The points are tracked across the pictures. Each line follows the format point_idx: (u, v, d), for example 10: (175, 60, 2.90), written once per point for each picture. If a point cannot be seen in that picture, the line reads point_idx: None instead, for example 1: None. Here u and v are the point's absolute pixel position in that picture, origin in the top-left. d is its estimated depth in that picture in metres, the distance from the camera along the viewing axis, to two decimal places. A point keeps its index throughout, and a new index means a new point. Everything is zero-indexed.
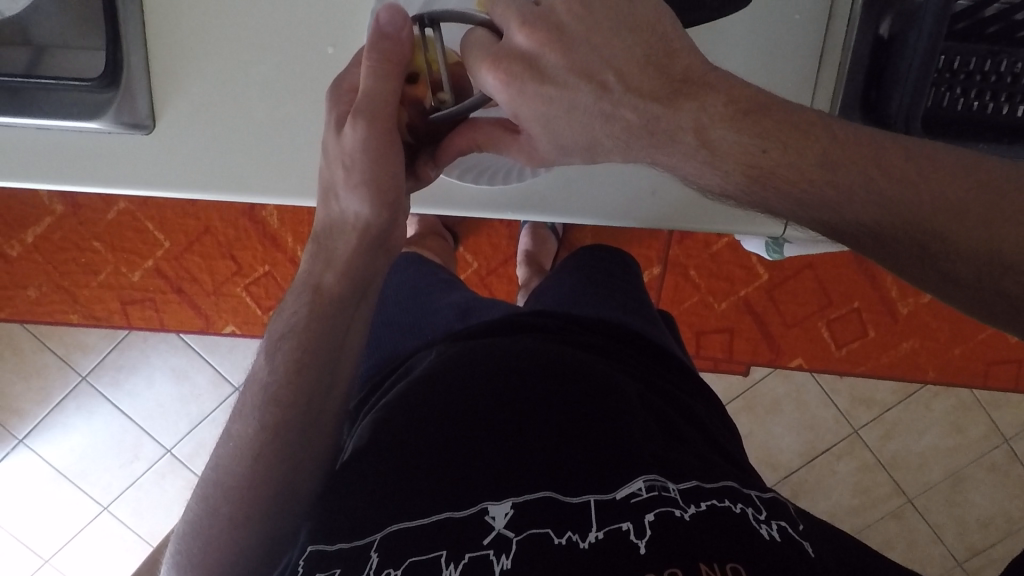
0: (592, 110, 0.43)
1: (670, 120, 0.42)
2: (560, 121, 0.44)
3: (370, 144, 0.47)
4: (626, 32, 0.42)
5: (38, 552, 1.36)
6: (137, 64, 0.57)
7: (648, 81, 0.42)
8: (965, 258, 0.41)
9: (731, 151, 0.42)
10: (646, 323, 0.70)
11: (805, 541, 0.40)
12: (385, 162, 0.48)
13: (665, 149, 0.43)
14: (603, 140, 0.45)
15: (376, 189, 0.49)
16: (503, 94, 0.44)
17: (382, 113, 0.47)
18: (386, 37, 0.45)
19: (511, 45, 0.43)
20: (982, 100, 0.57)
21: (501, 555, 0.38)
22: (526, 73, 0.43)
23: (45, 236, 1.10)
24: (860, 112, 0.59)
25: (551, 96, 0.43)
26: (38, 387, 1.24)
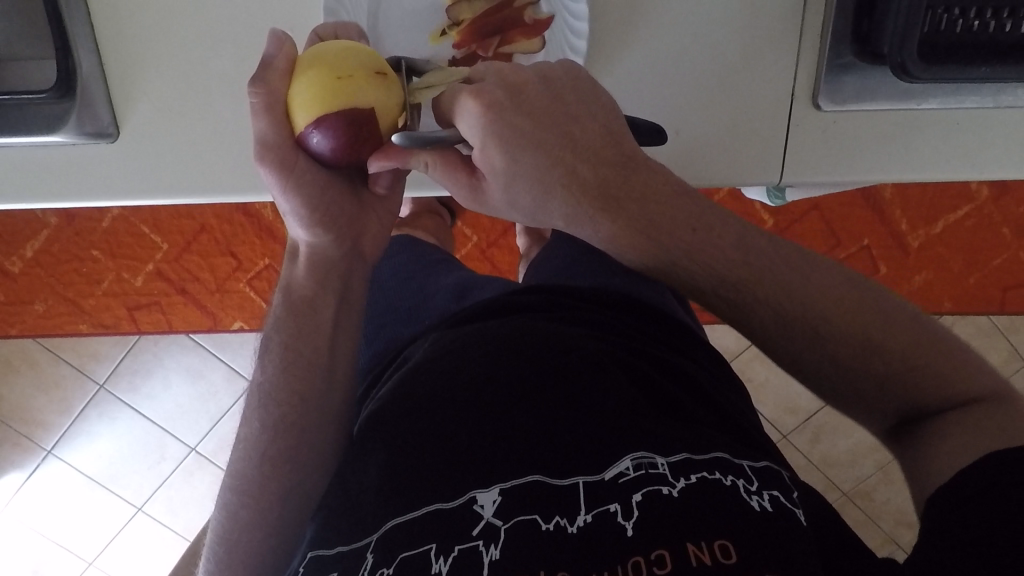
0: (555, 160, 0.45)
1: (620, 185, 0.46)
2: (524, 166, 0.45)
3: (275, 178, 0.49)
4: (587, 100, 0.46)
5: (82, 556, 1.40)
6: (92, 71, 0.56)
7: (602, 144, 0.46)
8: (843, 338, 0.46)
9: (672, 226, 0.47)
10: (642, 284, 0.69)
11: (798, 509, 0.39)
12: (304, 193, 0.51)
13: (615, 211, 0.46)
14: (557, 195, 0.46)
15: (300, 213, 0.52)
16: (479, 128, 0.44)
17: (271, 152, 0.48)
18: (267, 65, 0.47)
19: (496, 81, 0.45)
20: (981, 19, 0.54)
21: (490, 545, 0.38)
22: (506, 109, 0.44)
23: (44, 249, 1.11)
24: (853, 45, 0.56)
25: (523, 135, 0.44)
26: (58, 399, 1.26)
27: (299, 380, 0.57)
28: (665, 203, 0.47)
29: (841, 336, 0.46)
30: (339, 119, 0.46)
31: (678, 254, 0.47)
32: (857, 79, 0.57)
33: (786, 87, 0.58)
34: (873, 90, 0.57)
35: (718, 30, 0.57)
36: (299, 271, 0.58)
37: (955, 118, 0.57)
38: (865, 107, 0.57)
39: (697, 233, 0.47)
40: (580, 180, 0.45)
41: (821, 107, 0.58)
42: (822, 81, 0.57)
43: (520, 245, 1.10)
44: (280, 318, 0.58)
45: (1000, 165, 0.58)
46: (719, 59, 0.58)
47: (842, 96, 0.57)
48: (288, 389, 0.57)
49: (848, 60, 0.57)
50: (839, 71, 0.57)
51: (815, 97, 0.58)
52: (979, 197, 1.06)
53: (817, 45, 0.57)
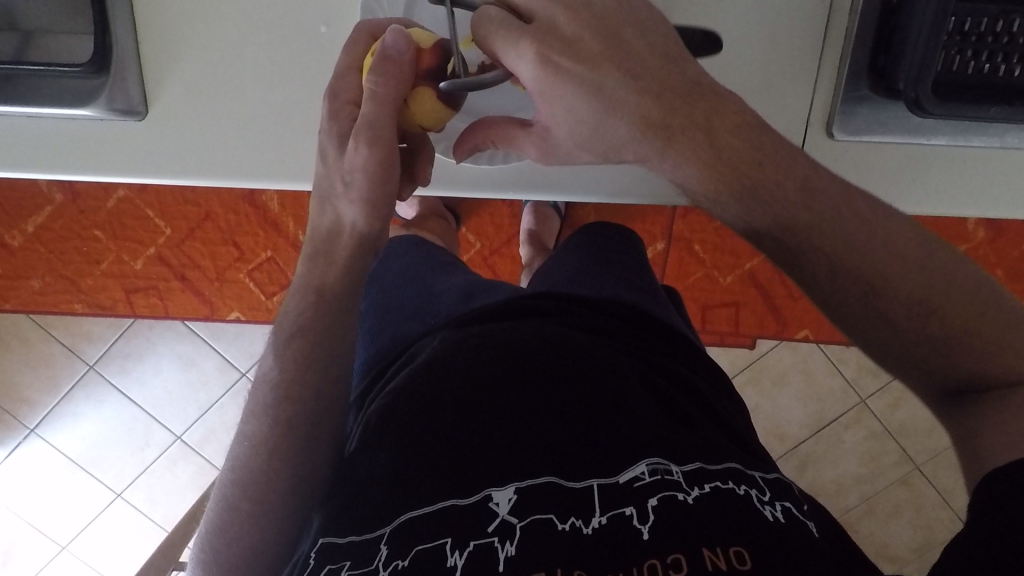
0: (613, 98, 0.46)
1: (682, 115, 0.47)
2: (580, 108, 0.47)
3: (367, 165, 0.49)
4: (648, 37, 0.47)
5: (55, 539, 1.37)
6: (127, 48, 0.56)
7: (664, 74, 0.47)
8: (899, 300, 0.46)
9: (764, 177, 0.48)
10: (649, 298, 0.70)
11: (810, 521, 0.40)
12: (383, 183, 0.50)
13: (681, 134, 0.47)
14: (620, 132, 0.48)
15: (369, 206, 0.52)
16: (539, 70, 0.45)
17: (376, 139, 0.48)
18: (386, 57, 0.46)
19: (545, 26, 0.45)
20: (992, 62, 0.56)
21: (505, 542, 0.38)
22: (557, 47, 0.45)
23: (45, 225, 1.10)
24: (869, 79, 0.58)
25: (580, 76, 0.46)
26: (46, 377, 1.24)
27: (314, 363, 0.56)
28: (733, 133, 0.48)
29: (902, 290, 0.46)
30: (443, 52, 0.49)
31: (739, 190, 0.48)
32: (870, 111, 0.58)
33: (801, 116, 0.59)
34: (884, 123, 0.58)
35: (741, 54, 0.58)
36: None
37: (963, 155, 0.59)
38: (876, 139, 0.59)
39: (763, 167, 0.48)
40: (646, 112, 0.47)
41: (835, 137, 0.59)
42: (837, 111, 0.58)
43: (522, 254, 1.10)
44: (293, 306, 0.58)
45: (1002, 202, 0.60)
46: (744, 83, 0.59)
47: (854, 126, 0.59)
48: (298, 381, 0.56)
49: (865, 93, 0.58)
50: (852, 104, 0.58)
51: (828, 125, 0.59)
52: (976, 237, 1.08)
53: (834, 76, 0.58)
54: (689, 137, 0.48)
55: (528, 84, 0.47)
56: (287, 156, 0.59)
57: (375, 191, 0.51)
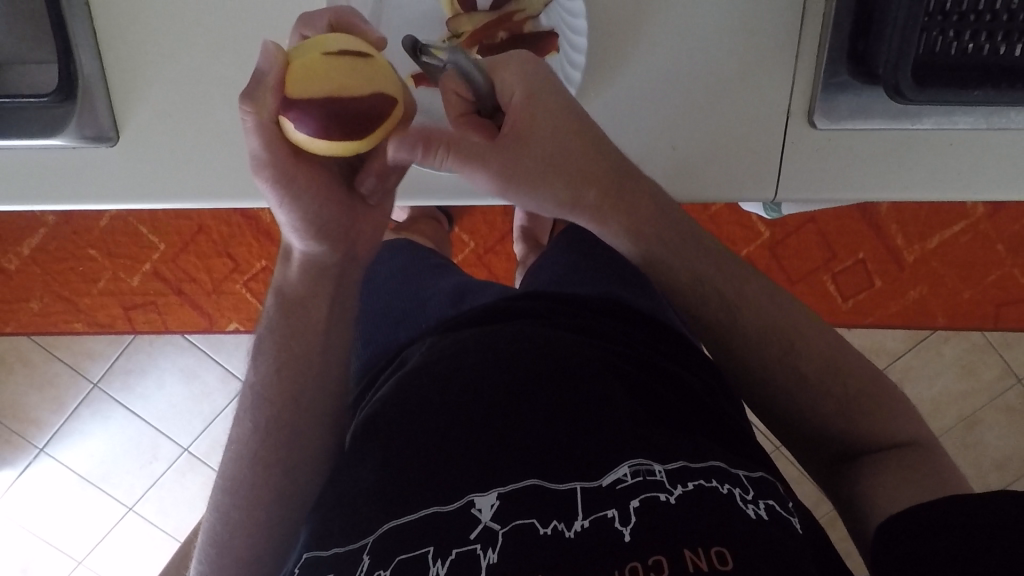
0: (588, 148, 0.49)
1: (630, 187, 0.52)
2: (560, 151, 0.48)
3: (273, 192, 0.47)
4: (618, 105, 0.52)
5: (71, 555, 1.39)
6: (93, 74, 0.56)
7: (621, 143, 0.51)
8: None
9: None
10: (637, 292, 0.70)
11: (793, 518, 0.40)
12: (300, 205, 0.48)
13: (621, 198, 0.52)
14: (580, 186, 0.50)
15: (301, 229, 0.50)
16: (523, 99, 0.46)
17: (268, 168, 0.46)
18: (258, 82, 0.43)
19: (535, 68, 0.47)
20: (976, 41, 0.55)
21: (488, 549, 0.38)
22: (554, 93, 0.47)
23: (41, 247, 1.11)
24: (849, 64, 0.57)
25: (566, 120, 0.47)
26: (51, 397, 1.25)
27: (301, 373, 0.56)
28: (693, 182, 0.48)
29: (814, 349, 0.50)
30: (321, 104, 0.43)
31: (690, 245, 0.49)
32: (852, 99, 0.57)
33: (782, 104, 0.58)
34: (868, 109, 0.57)
35: (717, 46, 0.58)
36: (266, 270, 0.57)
37: (949, 138, 0.58)
38: (859, 126, 0.58)
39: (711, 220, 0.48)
40: (602, 171, 0.50)
41: (817, 126, 0.58)
42: (818, 98, 0.58)
43: (517, 251, 1.10)
44: (267, 319, 0.58)
45: (994, 183, 0.59)
46: (719, 75, 0.58)
47: (836, 114, 0.58)
48: (279, 399, 0.56)
49: (844, 79, 0.57)
50: (833, 92, 0.57)
51: (809, 115, 0.58)
52: (972, 213, 1.07)
53: (812, 62, 0.57)
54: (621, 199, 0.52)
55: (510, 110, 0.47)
56: None
57: (293, 223, 0.49)
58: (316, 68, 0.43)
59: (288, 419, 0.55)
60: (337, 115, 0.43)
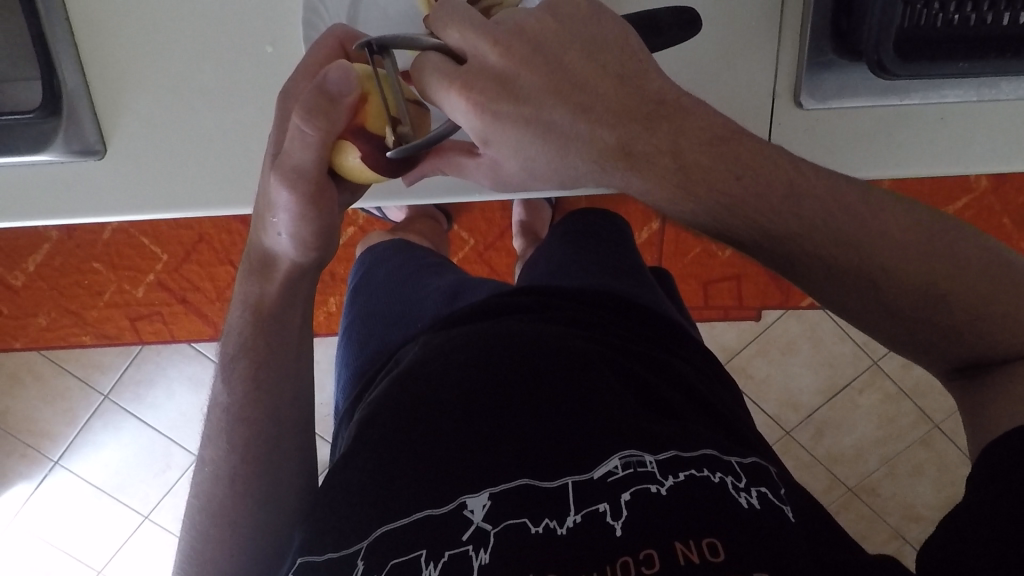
0: (570, 125, 0.43)
1: (647, 140, 0.44)
2: (534, 145, 0.44)
3: (289, 208, 0.47)
4: (599, 53, 0.44)
5: (90, 565, 1.41)
6: (76, 88, 0.57)
7: (623, 96, 0.43)
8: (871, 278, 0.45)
9: (707, 174, 0.44)
10: (631, 283, 0.69)
11: (785, 505, 0.40)
12: (314, 220, 0.48)
13: (645, 161, 0.44)
14: (578, 162, 0.45)
15: (303, 240, 0.50)
16: (477, 114, 0.43)
17: (300, 185, 0.46)
18: (327, 94, 0.42)
19: (478, 65, 0.43)
20: (961, 13, 0.54)
21: (479, 550, 0.38)
22: (497, 90, 0.43)
23: (45, 263, 1.11)
24: (833, 41, 0.57)
25: (523, 115, 0.43)
26: (64, 410, 1.27)
27: (286, 378, 0.57)
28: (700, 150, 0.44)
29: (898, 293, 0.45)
30: (386, 146, 0.45)
31: (715, 208, 0.45)
32: (837, 76, 0.57)
33: (767, 87, 0.57)
34: (854, 86, 0.57)
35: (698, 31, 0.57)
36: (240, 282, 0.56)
37: (939, 113, 0.57)
38: (846, 103, 0.57)
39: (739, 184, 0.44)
40: (602, 142, 0.44)
41: (804, 105, 0.57)
42: (803, 79, 0.57)
43: (516, 246, 1.10)
44: (240, 331, 0.56)
45: (988, 157, 0.58)
46: (702, 59, 0.57)
47: (822, 92, 0.57)
48: (262, 410, 0.56)
49: (829, 58, 0.57)
50: (818, 70, 0.57)
51: (796, 95, 0.57)
52: (976, 188, 1.05)
53: (796, 43, 0.57)
54: (650, 163, 0.44)
55: (468, 130, 0.45)
56: (248, 179, 0.59)
57: (302, 235, 0.49)
58: (393, 112, 0.45)
59: (272, 427, 0.56)
60: (401, 162, 0.46)
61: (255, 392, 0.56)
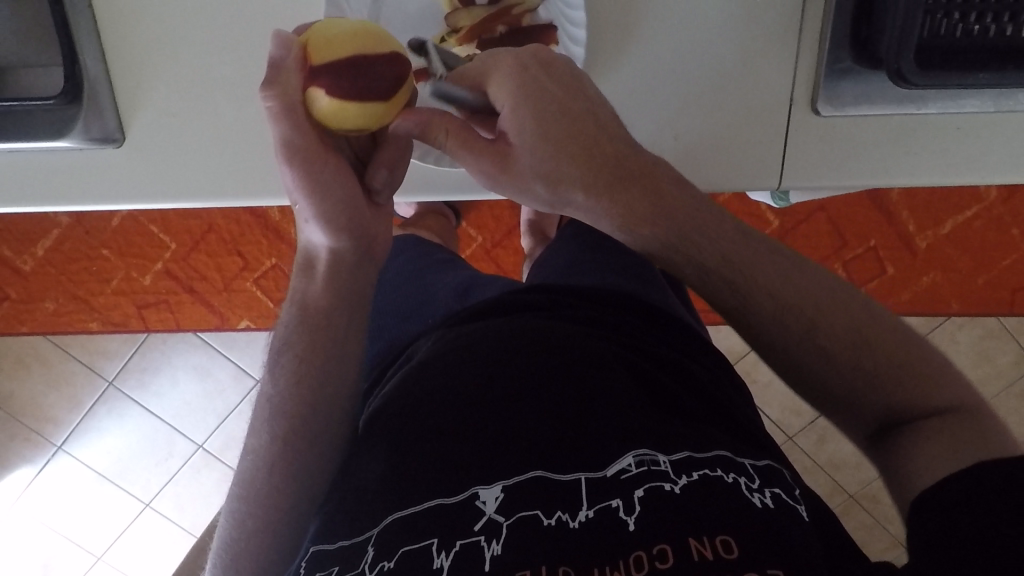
0: (586, 125, 0.48)
1: (630, 163, 0.49)
2: (554, 133, 0.47)
3: (299, 182, 0.48)
4: (606, 95, 0.50)
5: (90, 550, 1.41)
6: (97, 75, 0.57)
7: (618, 121, 0.49)
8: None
9: (667, 201, 0.51)
10: (643, 283, 0.70)
11: (799, 506, 0.40)
12: (325, 194, 0.49)
13: (619, 185, 0.49)
14: (580, 163, 0.48)
15: (322, 219, 0.50)
16: (518, 90, 0.46)
17: (297, 154, 0.47)
18: (274, 65, 0.45)
19: (528, 57, 0.47)
20: (981, 23, 0.54)
21: (491, 540, 0.38)
22: (541, 74, 0.47)
23: (54, 248, 1.12)
24: (852, 50, 0.57)
25: (556, 100, 0.47)
26: (68, 395, 1.27)
27: (322, 371, 0.56)
28: (668, 190, 0.51)
29: (834, 333, 0.50)
30: (343, 64, 0.45)
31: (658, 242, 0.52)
32: (855, 85, 0.57)
33: (785, 92, 0.58)
34: (871, 95, 0.57)
35: (717, 34, 0.57)
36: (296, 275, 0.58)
37: (956, 123, 0.57)
38: (863, 112, 0.57)
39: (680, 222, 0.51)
40: (600, 150, 0.48)
41: (820, 113, 0.57)
42: (821, 85, 0.57)
43: (524, 245, 1.10)
44: (288, 321, 0.58)
45: (1004, 167, 0.58)
46: (721, 63, 0.57)
47: (840, 101, 0.57)
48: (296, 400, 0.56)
49: (848, 65, 0.57)
50: (837, 77, 0.57)
51: (813, 101, 0.57)
52: (986, 198, 1.05)
53: (815, 48, 0.57)
54: (626, 186, 0.49)
55: (500, 107, 0.47)
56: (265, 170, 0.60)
57: (316, 213, 0.50)
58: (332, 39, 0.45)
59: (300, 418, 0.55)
60: (357, 72, 0.45)
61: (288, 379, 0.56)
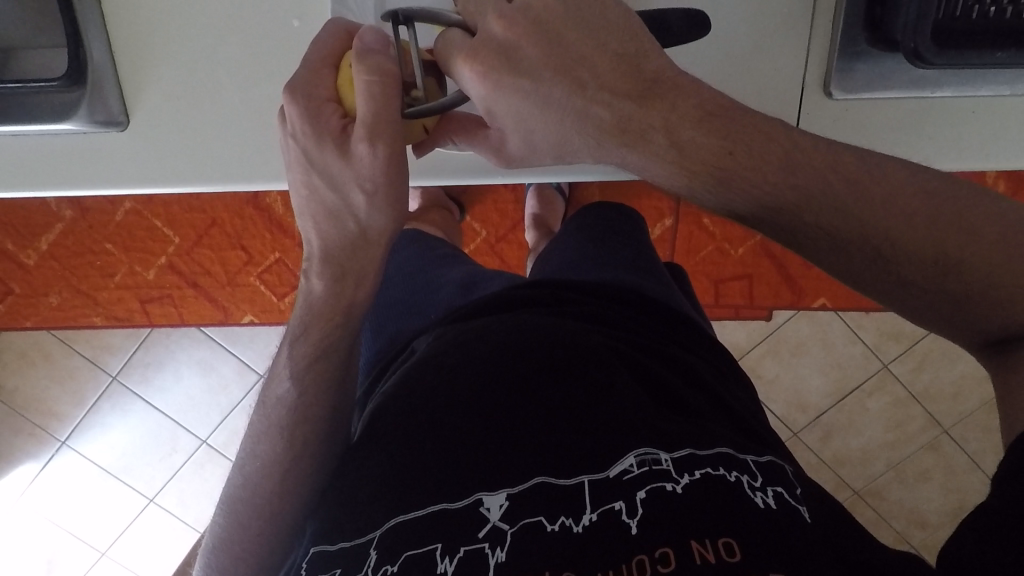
0: (565, 104, 0.44)
1: (640, 119, 0.44)
2: (532, 119, 0.46)
3: (385, 164, 0.45)
4: (601, 35, 0.44)
5: (95, 546, 1.41)
6: (101, 60, 0.56)
7: (618, 78, 0.44)
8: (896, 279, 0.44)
9: (703, 152, 0.44)
10: (648, 278, 0.69)
11: (801, 506, 0.39)
12: (403, 172, 0.47)
13: (641, 145, 0.45)
14: (573, 139, 0.46)
15: (395, 201, 0.48)
16: (481, 88, 0.45)
17: (390, 133, 0.45)
18: (372, 52, 0.44)
19: (488, 42, 0.44)
20: (996, 5, 0.53)
21: (496, 548, 0.38)
22: (501, 64, 0.44)
23: (57, 242, 1.11)
24: (866, 32, 0.56)
25: (523, 88, 0.44)
26: (73, 390, 1.27)
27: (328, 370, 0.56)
28: (699, 133, 0.44)
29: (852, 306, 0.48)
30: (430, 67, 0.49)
31: (711, 184, 0.45)
32: (868, 66, 0.56)
33: (796, 79, 0.57)
34: (885, 77, 0.56)
35: (726, 20, 0.56)
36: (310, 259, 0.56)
37: (969, 106, 0.56)
38: (876, 95, 0.56)
39: (732, 176, 0.45)
40: (597, 122, 0.45)
41: (833, 96, 0.57)
42: (833, 70, 0.56)
43: (528, 238, 1.09)
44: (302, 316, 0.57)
45: (1017, 153, 0.57)
46: (730, 48, 0.57)
47: (852, 84, 0.56)
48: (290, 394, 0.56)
49: (862, 48, 0.56)
50: (850, 60, 0.56)
51: (825, 86, 0.57)
52: (996, 190, 1.04)
53: (827, 34, 0.56)
54: (649, 145, 0.45)
55: (475, 100, 0.46)
56: (270, 158, 0.59)
57: (391, 199, 0.47)
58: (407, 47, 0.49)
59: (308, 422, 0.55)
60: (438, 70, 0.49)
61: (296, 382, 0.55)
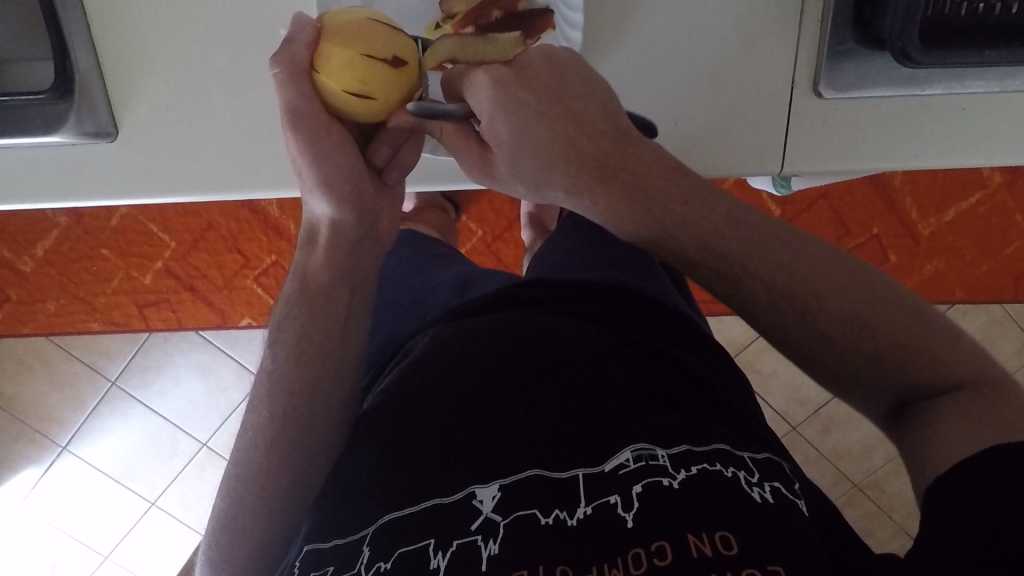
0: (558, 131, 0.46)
1: (614, 158, 0.47)
2: (527, 143, 0.46)
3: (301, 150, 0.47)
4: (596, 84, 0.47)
5: (97, 549, 1.42)
6: (89, 70, 0.56)
7: (603, 119, 0.47)
8: None
9: (661, 195, 0.48)
10: (644, 276, 0.69)
11: (800, 501, 0.40)
12: (332, 163, 0.48)
13: (607, 185, 0.47)
14: (557, 171, 0.47)
15: (328, 189, 0.50)
16: (489, 100, 0.46)
17: (306, 121, 0.46)
18: (290, 41, 0.46)
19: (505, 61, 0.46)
20: (986, 1, 0.53)
21: (489, 540, 0.38)
22: (512, 81, 0.46)
23: (53, 249, 1.11)
24: (854, 30, 0.55)
25: (529, 108, 0.46)
26: (72, 396, 1.27)
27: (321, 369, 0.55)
28: (658, 178, 0.48)
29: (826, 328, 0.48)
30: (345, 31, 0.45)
31: (664, 231, 0.48)
32: (857, 65, 0.56)
33: (786, 77, 0.57)
34: (873, 77, 0.56)
35: (714, 20, 0.56)
36: (304, 253, 0.55)
37: (959, 104, 0.57)
38: (866, 94, 0.56)
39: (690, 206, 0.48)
40: (580, 151, 0.47)
41: (823, 95, 0.57)
42: (823, 68, 0.56)
43: (524, 237, 1.09)
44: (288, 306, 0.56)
45: (1010, 148, 0.57)
46: (719, 48, 0.57)
47: (842, 83, 0.56)
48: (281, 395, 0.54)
49: (851, 47, 0.56)
50: (839, 58, 0.56)
51: (815, 85, 0.57)
52: (991, 183, 1.04)
53: (815, 33, 0.56)
54: (613, 186, 0.47)
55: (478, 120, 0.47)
56: (260, 165, 0.59)
57: (319, 183, 0.49)
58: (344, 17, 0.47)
59: (305, 417, 0.53)
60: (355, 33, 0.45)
61: (292, 376, 0.55)
